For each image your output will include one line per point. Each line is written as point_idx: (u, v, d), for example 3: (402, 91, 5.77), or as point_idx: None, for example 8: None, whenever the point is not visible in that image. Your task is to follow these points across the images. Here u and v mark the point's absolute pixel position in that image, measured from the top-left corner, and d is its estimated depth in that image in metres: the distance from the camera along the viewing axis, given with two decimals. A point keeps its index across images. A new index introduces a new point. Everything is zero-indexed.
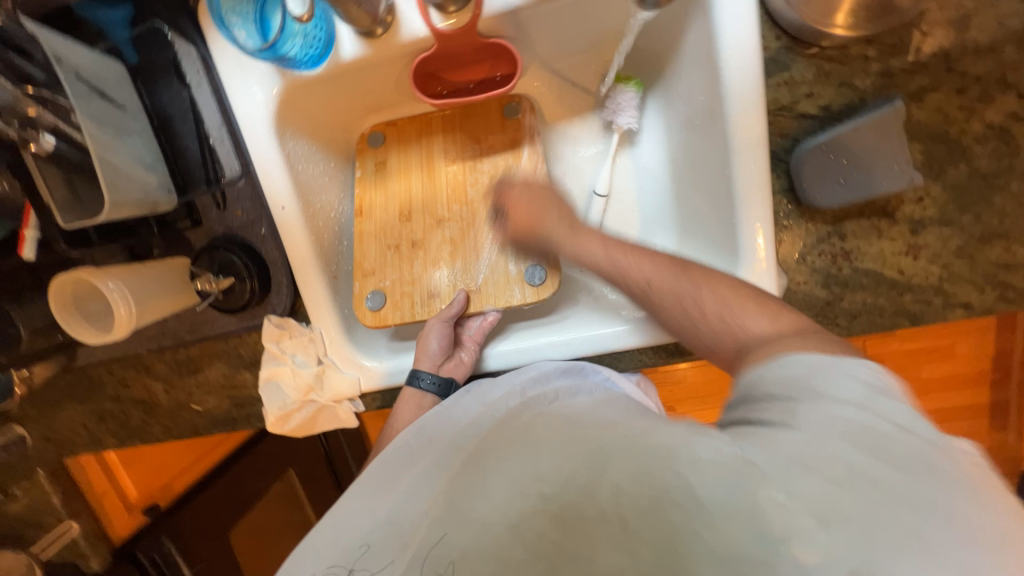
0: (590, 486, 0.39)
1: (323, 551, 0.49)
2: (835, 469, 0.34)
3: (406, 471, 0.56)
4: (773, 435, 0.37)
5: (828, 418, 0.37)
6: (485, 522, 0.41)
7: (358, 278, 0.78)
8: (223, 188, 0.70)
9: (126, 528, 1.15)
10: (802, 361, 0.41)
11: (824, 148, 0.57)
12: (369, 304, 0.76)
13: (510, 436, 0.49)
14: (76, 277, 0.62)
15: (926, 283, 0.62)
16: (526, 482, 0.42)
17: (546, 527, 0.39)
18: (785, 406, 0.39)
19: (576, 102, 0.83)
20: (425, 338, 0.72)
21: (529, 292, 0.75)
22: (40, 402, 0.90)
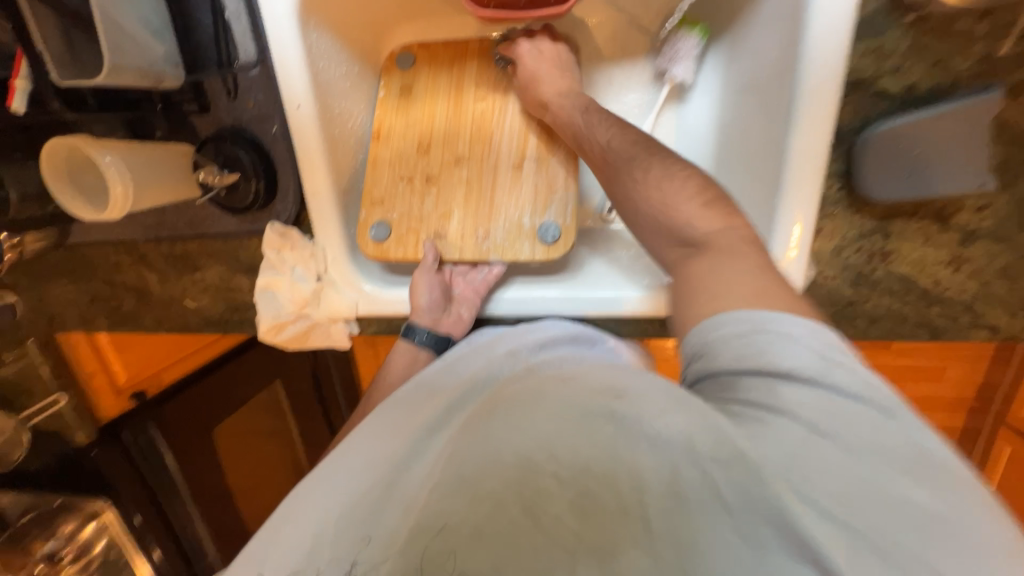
0: (607, 468, 0.37)
1: (324, 546, 0.44)
2: (853, 480, 0.34)
3: (403, 426, 0.54)
4: (761, 426, 0.37)
5: (846, 423, 0.36)
6: (490, 499, 0.38)
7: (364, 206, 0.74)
8: (236, 74, 0.64)
9: (112, 410, 1.15)
10: (750, 313, 0.41)
11: (897, 135, 0.52)
12: (371, 235, 0.73)
13: (514, 402, 0.43)
14: (68, 146, 0.58)
15: (959, 298, 0.59)
16: (529, 449, 0.39)
17: (564, 515, 0.36)
18: (763, 384, 0.38)
19: (629, 43, 0.75)
20: (418, 289, 0.70)
21: (540, 249, 0.71)
22: (33, 274, 0.89)
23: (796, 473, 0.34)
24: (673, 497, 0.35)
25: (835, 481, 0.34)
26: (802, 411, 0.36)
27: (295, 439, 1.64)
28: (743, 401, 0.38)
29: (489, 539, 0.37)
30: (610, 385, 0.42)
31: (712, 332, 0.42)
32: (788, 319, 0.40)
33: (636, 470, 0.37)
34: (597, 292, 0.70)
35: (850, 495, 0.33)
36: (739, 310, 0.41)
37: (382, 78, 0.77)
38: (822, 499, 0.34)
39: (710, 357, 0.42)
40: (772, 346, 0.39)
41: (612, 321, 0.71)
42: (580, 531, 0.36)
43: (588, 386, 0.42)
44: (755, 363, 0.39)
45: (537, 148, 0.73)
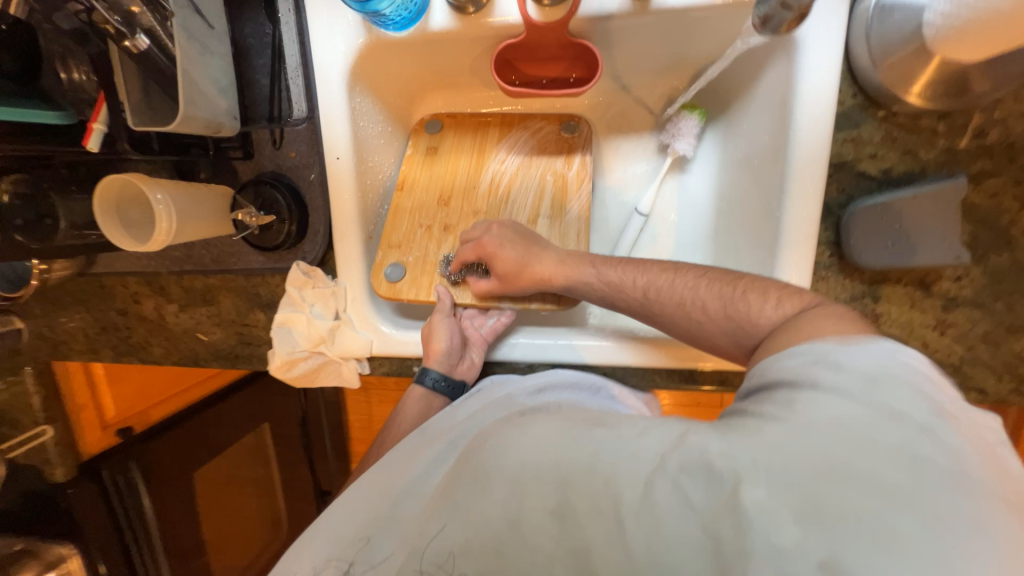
0: (586, 484, 0.41)
1: (328, 543, 0.51)
2: (828, 466, 0.35)
3: (407, 456, 0.59)
4: (755, 426, 0.38)
5: (827, 415, 0.37)
6: (480, 517, 0.44)
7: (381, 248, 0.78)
8: (284, 127, 0.70)
9: (95, 446, 1.11)
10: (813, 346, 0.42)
11: (879, 210, 0.58)
12: (385, 274, 0.76)
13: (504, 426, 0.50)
14: (121, 181, 0.62)
15: (947, 359, 0.63)
16: (517, 470, 0.44)
17: (547, 524, 0.42)
18: (786, 395, 0.40)
19: (636, 119, 0.84)
20: (434, 335, 0.72)
21: (551, 297, 0.74)
22: (47, 300, 0.89)
23: (772, 462, 0.36)
24: (645, 503, 0.39)
25: (814, 465, 0.35)
26: (807, 413, 0.37)
27: (277, 486, 1.56)
28: (766, 407, 0.40)
29: (478, 548, 0.43)
30: (596, 415, 0.47)
31: (770, 365, 0.44)
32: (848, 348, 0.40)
33: (612, 483, 0.40)
34: (606, 342, 0.72)
35: (825, 476, 0.34)
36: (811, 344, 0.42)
37: (411, 137, 0.84)
38: (797, 491, 0.35)
39: (765, 378, 0.43)
40: (831, 370, 0.39)
41: (620, 370, 0.74)
42: (561, 536, 0.41)
43: (576, 416, 0.47)
44: (791, 379, 0.41)
45: (550, 206, 0.79)
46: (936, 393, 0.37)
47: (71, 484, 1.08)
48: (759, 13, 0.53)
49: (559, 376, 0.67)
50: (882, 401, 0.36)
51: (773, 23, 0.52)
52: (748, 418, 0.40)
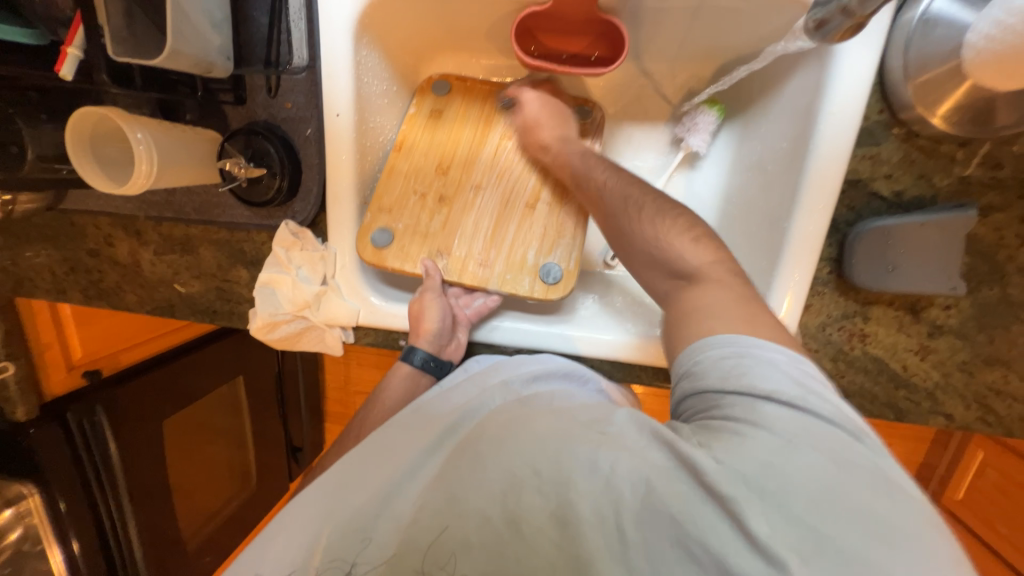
0: (586, 484, 0.41)
1: (327, 545, 0.48)
2: (809, 477, 0.37)
3: (402, 442, 0.58)
4: (739, 438, 0.39)
5: (795, 426, 0.39)
6: (475, 512, 0.44)
7: (370, 211, 0.74)
8: (281, 75, 0.65)
9: (59, 387, 1.08)
10: (734, 338, 0.45)
11: (886, 232, 0.57)
12: (371, 239, 0.72)
13: (502, 428, 0.50)
14: (96, 115, 0.57)
15: (923, 384, 0.65)
16: (517, 468, 0.45)
17: (546, 526, 0.41)
18: (749, 404, 0.41)
19: (652, 108, 0.81)
20: (424, 315, 0.70)
21: (539, 287, 0.73)
22: (11, 234, 0.84)
23: (765, 483, 0.37)
24: (646, 508, 0.39)
25: (807, 491, 0.36)
26: (777, 424, 0.39)
27: (247, 436, 1.57)
28: (729, 415, 0.41)
29: (480, 549, 0.42)
30: (595, 419, 0.48)
31: (696, 358, 0.46)
32: (761, 346, 0.44)
33: (611, 486, 0.41)
34: (590, 334, 0.73)
35: (817, 497, 0.36)
36: (728, 334, 0.46)
37: (416, 97, 0.79)
38: (793, 509, 0.36)
39: (699, 379, 0.45)
40: (754, 370, 0.42)
41: (606, 364, 0.73)
42: (559, 541, 0.40)
43: (574, 420, 0.49)
44: (739, 386, 0.42)
45: (551, 192, 0.76)
46: (830, 389, 0.43)
47: (33, 425, 1.00)
48: (816, 14, 0.49)
49: (545, 363, 0.67)
50: (807, 403, 0.40)
51: (831, 28, 0.47)
52: (717, 428, 0.41)
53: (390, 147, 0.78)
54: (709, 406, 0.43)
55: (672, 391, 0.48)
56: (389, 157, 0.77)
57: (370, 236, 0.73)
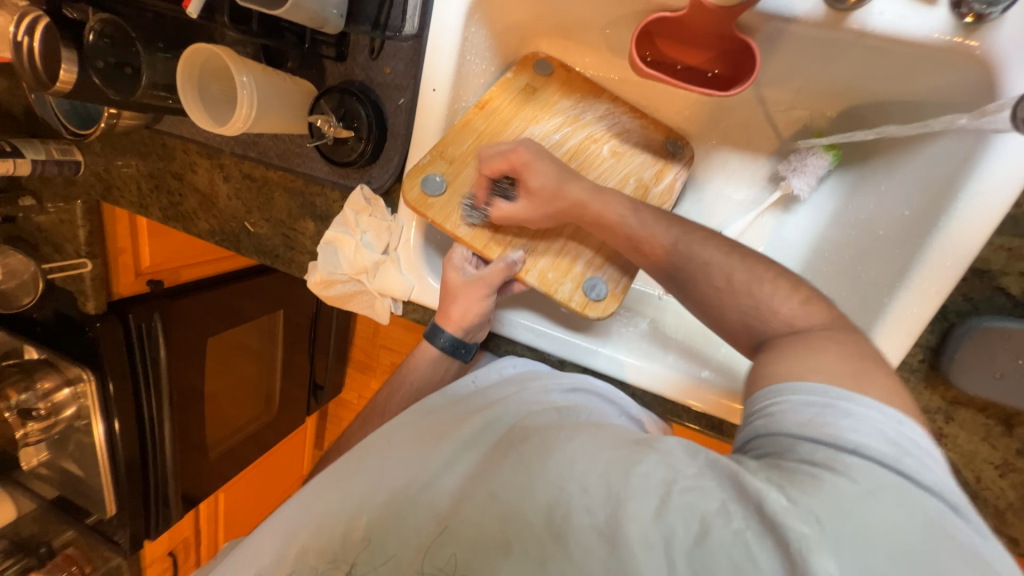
0: (637, 507, 0.41)
1: (335, 524, 0.52)
2: (886, 532, 0.34)
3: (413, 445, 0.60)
4: (811, 479, 0.38)
5: (882, 481, 0.37)
6: (521, 516, 0.45)
7: (431, 152, 0.68)
8: (385, 38, 0.63)
9: (127, 289, 1.16)
10: (821, 385, 0.42)
11: (1003, 335, 0.51)
12: (422, 181, 0.67)
13: (545, 440, 0.50)
14: (208, 53, 0.58)
15: (993, 500, 0.59)
16: (567, 483, 0.45)
17: (595, 546, 0.41)
18: (831, 452, 0.39)
19: (758, 138, 0.74)
20: (469, 307, 0.68)
21: (578, 297, 0.69)
22: (108, 142, 0.89)
23: (841, 531, 0.34)
24: (699, 547, 0.38)
25: (889, 549, 0.34)
26: (863, 476, 0.37)
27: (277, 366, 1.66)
28: (804, 458, 0.39)
29: (516, 553, 0.43)
30: (644, 440, 0.48)
31: (772, 399, 0.44)
32: (854, 395, 0.41)
33: (665, 517, 0.40)
34: (631, 359, 0.72)
35: (901, 558, 0.33)
36: (815, 380, 0.43)
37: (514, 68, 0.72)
38: (871, 565, 0.33)
39: (773, 420, 0.43)
40: (838, 419, 0.40)
41: (648, 395, 0.73)
42: (608, 562, 0.40)
43: (625, 439, 0.49)
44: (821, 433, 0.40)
45: None
46: (936, 456, 0.40)
47: (99, 318, 1.10)
48: None
49: (576, 380, 0.70)
50: (907, 466, 0.38)
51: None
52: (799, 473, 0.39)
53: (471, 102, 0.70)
54: (783, 450, 0.41)
55: (741, 428, 0.46)
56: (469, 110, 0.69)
57: (420, 178, 0.67)
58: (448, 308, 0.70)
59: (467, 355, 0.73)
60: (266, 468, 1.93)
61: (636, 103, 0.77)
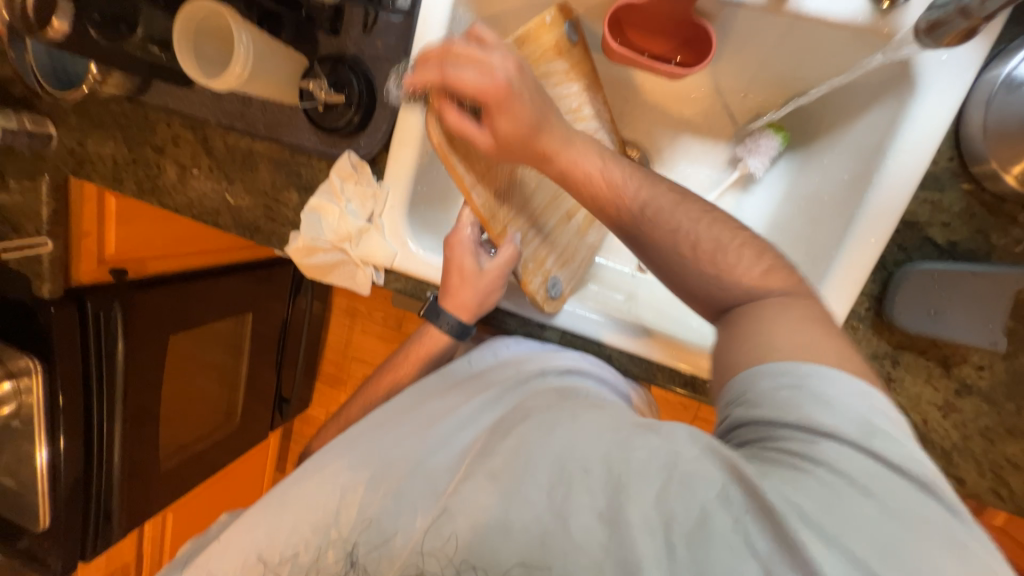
0: (641, 492, 0.42)
1: (316, 500, 0.57)
2: (857, 511, 0.36)
3: (403, 429, 0.63)
4: (794, 472, 0.39)
5: (853, 463, 0.38)
6: (524, 505, 0.47)
7: (455, 80, 0.59)
8: (379, 14, 0.68)
9: (88, 277, 1.12)
10: (791, 364, 0.43)
11: (935, 277, 0.57)
12: (448, 114, 0.57)
13: (548, 424, 0.53)
14: (208, 9, 0.60)
15: (940, 442, 0.64)
16: (568, 463, 0.47)
17: (596, 529, 0.43)
18: (810, 445, 0.40)
19: (717, 125, 0.82)
20: (484, 295, 0.72)
21: (544, 291, 0.74)
22: (86, 116, 0.88)
23: (827, 524, 0.36)
24: (699, 530, 0.39)
25: (865, 530, 0.36)
26: (841, 461, 0.38)
27: (243, 370, 1.60)
28: (785, 448, 0.41)
29: (517, 540, 0.45)
30: (647, 421, 0.51)
31: (746, 384, 0.45)
32: (821, 374, 0.42)
33: (664, 499, 0.41)
34: (605, 320, 0.75)
35: (877, 539, 0.35)
36: (789, 361, 0.44)
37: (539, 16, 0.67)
38: (854, 550, 0.35)
39: (749, 406, 0.44)
40: (808, 400, 0.41)
41: (624, 357, 0.75)
42: (607, 544, 0.42)
43: (626, 420, 0.52)
44: (794, 418, 0.41)
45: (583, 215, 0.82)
46: (902, 427, 0.41)
47: (54, 304, 1.03)
48: (931, 16, 0.52)
49: (572, 362, 0.70)
50: (878, 446, 0.39)
51: (944, 30, 0.51)
52: (780, 462, 0.40)
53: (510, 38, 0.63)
54: (761, 437, 0.42)
55: (720, 416, 0.47)
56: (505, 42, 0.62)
57: (446, 110, 0.58)
58: (457, 292, 0.71)
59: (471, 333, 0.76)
60: (222, 487, 1.80)
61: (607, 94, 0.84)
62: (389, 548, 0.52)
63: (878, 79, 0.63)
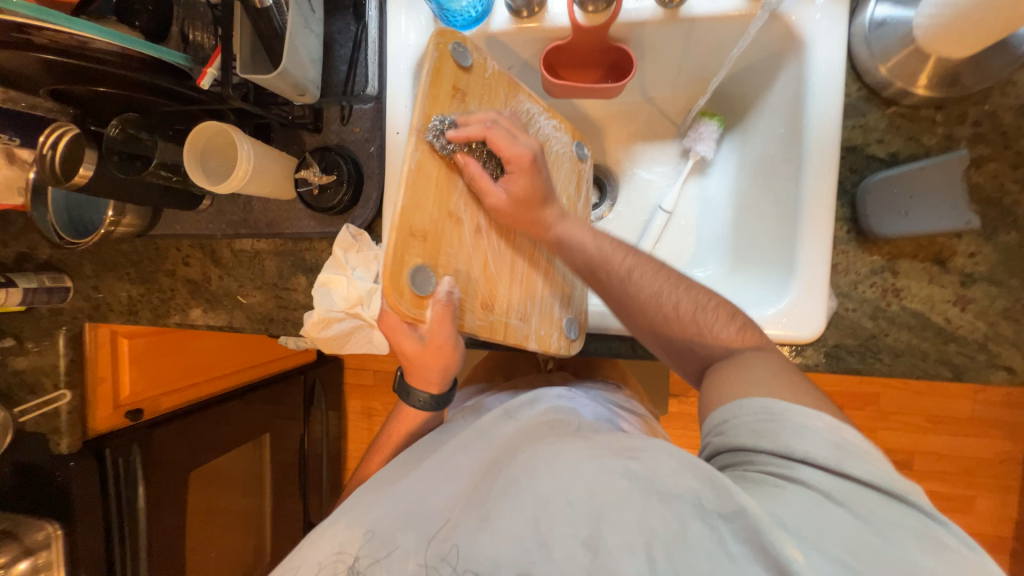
0: (619, 516, 0.45)
1: (324, 544, 0.54)
2: (829, 517, 0.39)
3: (404, 479, 0.61)
4: (770, 488, 0.42)
5: (828, 479, 0.42)
6: (511, 535, 0.47)
7: (399, 236, 0.54)
8: (352, 106, 0.80)
9: (103, 424, 1.10)
10: (768, 403, 0.48)
11: (889, 181, 0.63)
12: (412, 283, 0.55)
13: (531, 463, 0.52)
14: (214, 129, 0.70)
15: (971, 336, 0.65)
16: (551, 494, 0.48)
17: (579, 554, 0.44)
18: (782, 464, 0.44)
19: (660, 129, 0.93)
20: (434, 367, 0.66)
21: (565, 344, 0.72)
22: (100, 263, 0.95)
23: (803, 529, 0.39)
24: (678, 543, 0.41)
25: (836, 537, 0.38)
26: (819, 481, 0.42)
27: (267, 493, 1.52)
28: (762, 471, 0.44)
29: (506, 565, 0.45)
30: (630, 449, 0.51)
31: (728, 418, 0.50)
32: (795, 409, 0.46)
33: (646, 519, 0.44)
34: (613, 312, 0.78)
35: (851, 545, 0.37)
36: (761, 399, 0.48)
37: (431, 74, 0.58)
38: (830, 553, 0.37)
39: (732, 436, 0.48)
40: (786, 430, 0.45)
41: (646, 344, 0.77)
42: (591, 565, 0.43)
43: (606, 448, 0.52)
44: (775, 449, 0.45)
45: None
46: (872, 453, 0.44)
47: (72, 458, 1.01)
48: None
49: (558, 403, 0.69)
50: (851, 469, 0.42)
51: None
52: (765, 480, 0.43)
53: (413, 134, 0.56)
54: (740, 460, 0.47)
55: (704, 446, 0.51)
56: (417, 151, 0.56)
57: (407, 278, 0.54)
58: (417, 374, 0.68)
59: (449, 399, 0.73)
60: None
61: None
62: (390, 564, 0.50)
63: (775, 50, 0.75)
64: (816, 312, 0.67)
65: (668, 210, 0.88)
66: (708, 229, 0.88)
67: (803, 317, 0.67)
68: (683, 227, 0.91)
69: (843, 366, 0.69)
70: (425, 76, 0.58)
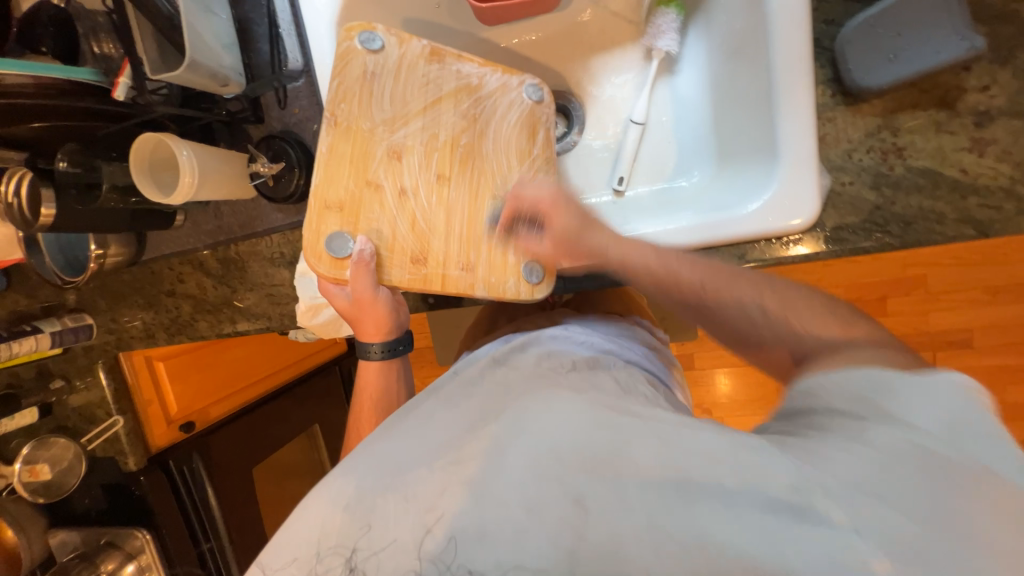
0: (615, 476, 0.43)
1: (310, 528, 0.49)
2: (894, 483, 0.37)
3: (383, 443, 0.54)
4: (835, 447, 0.40)
5: (903, 443, 0.39)
6: (501, 505, 0.44)
7: (316, 209, 0.62)
8: (286, 86, 0.77)
9: (162, 439, 1.20)
10: (880, 373, 0.44)
11: (871, 23, 0.56)
12: (328, 249, 0.61)
13: (519, 420, 0.50)
14: (155, 141, 0.70)
15: (995, 184, 0.57)
16: (541, 459, 0.46)
17: (568, 511, 0.43)
18: (854, 423, 0.42)
19: (618, 32, 0.84)
20: (367, 319, 0.70)
21: (525, 287, 0.68)
22: (110, 296, 1.01)
23: (865, 489, 0.37)
24: (688, 502, 0.41)
25: (899, 504, 0.36)
26: (887, 444, 0.39)
27: None
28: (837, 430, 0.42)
29: (503, 541, 0.43)
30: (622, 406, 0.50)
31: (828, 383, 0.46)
32: (905, 388, 0.42)
33: (646, 478, 0.43)
34: None
35: (913, 513, 0.36)
36: (874, 367, 0.45)
37: (337, 68, 0.65)
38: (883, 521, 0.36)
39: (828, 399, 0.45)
40: (893, 401, 0.42)
41: None
42: (578, 524, 0.42)
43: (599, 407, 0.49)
44: (864, 412, 0.42)
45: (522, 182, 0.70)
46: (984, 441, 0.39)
47: (142, 473, 1.11)
48: None
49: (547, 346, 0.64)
50: (941, 444, 0.39)
51: None
52: (836, 436, 0.42)
53: (324, 122, 0.64)
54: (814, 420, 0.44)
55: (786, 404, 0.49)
56: (328, 135, 0.63)
57: (323, 244, 0.62)
58: (360, 326, 0.72)
59: (404, 351, 0.76)
60: None
61: (509, 67, 0.87)
62: (389, 556, 0.45)
63: None
64: (807, 198, 0.60)
65: (641, 121, 0.80)
66: (687, 132, 0.81)
67: (792, 205, 0.60)
68: (661, 134, 0.82)
69: (850, 249, 0.61)
70: (333, 74, 0.65)
